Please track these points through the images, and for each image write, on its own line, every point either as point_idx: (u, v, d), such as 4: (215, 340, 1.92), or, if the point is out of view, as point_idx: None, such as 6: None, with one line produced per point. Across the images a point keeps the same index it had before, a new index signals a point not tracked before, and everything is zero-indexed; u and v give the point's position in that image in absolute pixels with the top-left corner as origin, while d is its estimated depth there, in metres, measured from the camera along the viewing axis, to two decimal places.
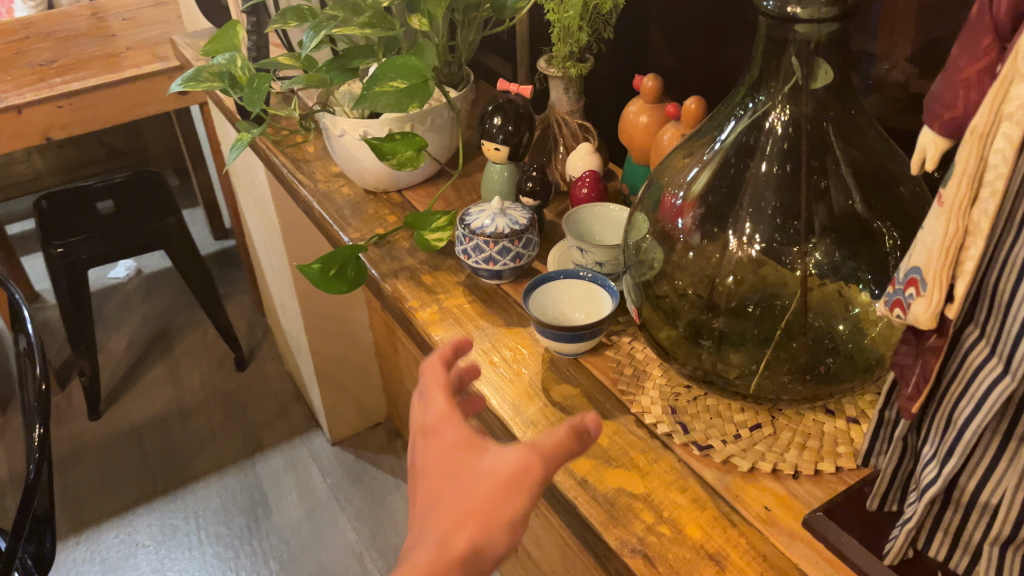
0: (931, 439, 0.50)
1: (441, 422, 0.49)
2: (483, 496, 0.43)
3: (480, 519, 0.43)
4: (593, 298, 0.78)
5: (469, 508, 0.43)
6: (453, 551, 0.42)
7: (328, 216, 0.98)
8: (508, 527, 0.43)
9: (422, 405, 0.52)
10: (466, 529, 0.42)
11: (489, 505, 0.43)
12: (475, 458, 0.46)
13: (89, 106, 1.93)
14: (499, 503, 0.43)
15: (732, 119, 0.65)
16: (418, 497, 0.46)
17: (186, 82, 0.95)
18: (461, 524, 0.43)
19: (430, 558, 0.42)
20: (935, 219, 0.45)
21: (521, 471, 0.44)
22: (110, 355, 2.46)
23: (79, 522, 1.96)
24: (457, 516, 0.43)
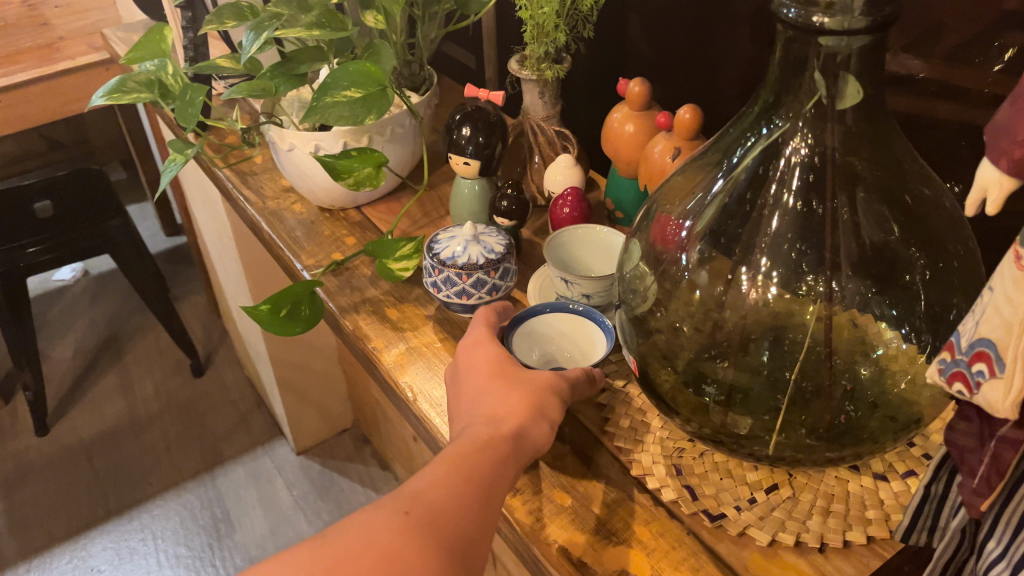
0: (1000, 538, 0.42)
1: (487, 343, 0.63)
2: (535, 393, 0.58)
3: (534, 406, 0.57)
4: (583, 336, 0.70)
5: (525, 397, 0.57)
6: (515, 421, 0.55)
7: (278, 238, 0.87)
8: (550, 417, 0.58)
9: (467, 335, 0.66)
10: (522, 409, 0.56)
11: (542, 398, 0.58)
12: (522, 368, 0.60)
13: (19, 104, 1.79)
14: (546, 400, 0.58)
15: (743, 144, 0.56)
16: (472, 391, 0.59)
17: (109, 93, 0.84)
18: (521, 404, 0.57)
19: (499, 424, 0.55)
20: (1015, 284, 0.37)
21: (558, 384, 0.60)
22: (56, 364, 2.32)
23: (27, 547, 1.84)
24: (517, 402, 0.57)
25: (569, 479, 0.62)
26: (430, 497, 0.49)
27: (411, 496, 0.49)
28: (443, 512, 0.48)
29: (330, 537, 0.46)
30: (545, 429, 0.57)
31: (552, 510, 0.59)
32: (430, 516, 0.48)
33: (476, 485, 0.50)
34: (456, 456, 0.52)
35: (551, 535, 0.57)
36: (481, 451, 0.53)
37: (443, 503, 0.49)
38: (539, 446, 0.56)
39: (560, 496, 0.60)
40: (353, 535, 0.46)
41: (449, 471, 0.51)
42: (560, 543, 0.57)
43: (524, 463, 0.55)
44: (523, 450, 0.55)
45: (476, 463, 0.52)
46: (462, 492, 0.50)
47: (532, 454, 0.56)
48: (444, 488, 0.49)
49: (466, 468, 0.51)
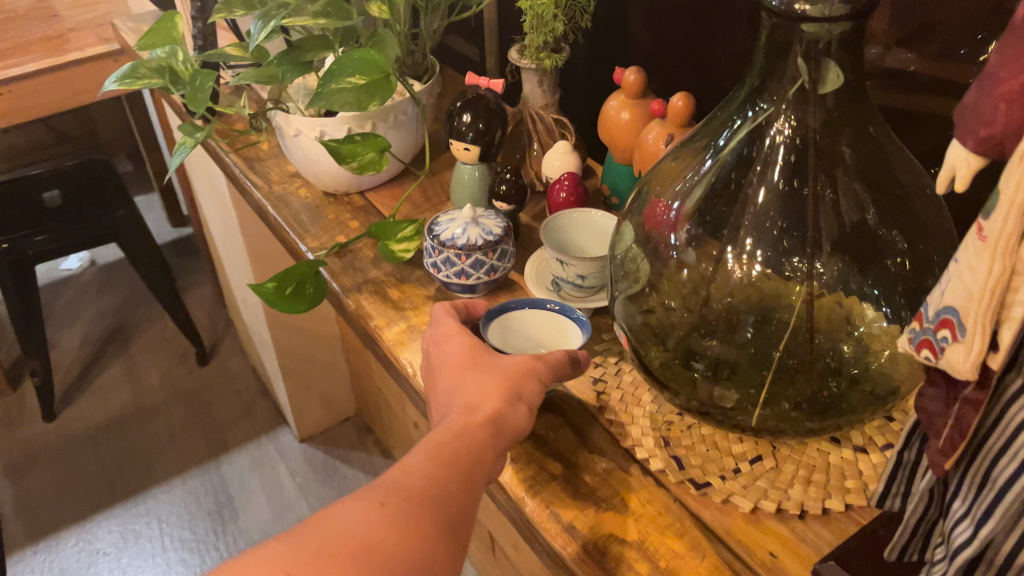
0: (963, 496, 0.44)
1: (458, 334, 0.65)
2: (510, 376, 0.61)
3: (510, 391, 0.60)
4: (555, 330, 0.72)
5: (500, 381, 0.60)
6: (491, 406, 0.58)
7: (284, 221, 0.90)
8: (527, 398, 0.60)
9: (432, 327, 0.67)
10: (497, 394, 0.59)
11: (516, 381, 0.60)
12: (493, 356, 0.63)
13: (30, 93, 1.81)
14: (522, 382, 0.61)
15: (729, 127, 0.59)
16: (447, 380, 0.61)
17: (121, 79, 0.86)
18: (496, 390, 0.59)
19: (476, 410, 0.58)
20: (978, 255, 0.39)
21: (533, 365, 0.62)
22: (63, 353, 2.36)
23: (35, 531, 1.88)
24: (492, 387, 0.59)
25: (561, 449, 0.64)
26: (412, 485, 0.51)
27: (392, 484, 0.51)
28: (422, 501, 0.50)
29: (314, 525, 0.47)
30: (523, 411, 0.60)
31: (545, 478, 0.62)
32: (413, 502, 0.50)
33: (456, 473, 0.53)
34: (435, 446, 0.55)
35: (543, 501, 0.60)
36: (459, 437, 0.55)
37: (425, 491, 0.51)
38: (519, 426, 0.59)
39: (553, 465, 0.63)
40: (338, 520, 0.47)
41: (428, 460, 0.53)
42: (551, 508, 0.60)
43: (505, 443, 0.57)
44: (503, 433, 0.58)
45: (455, 451, 0.54)
46: (441, 479, 0.52)
47: (513, 436, 0.58)
48: (423, 479, 0.52)
49: (444, 455, 0.54)
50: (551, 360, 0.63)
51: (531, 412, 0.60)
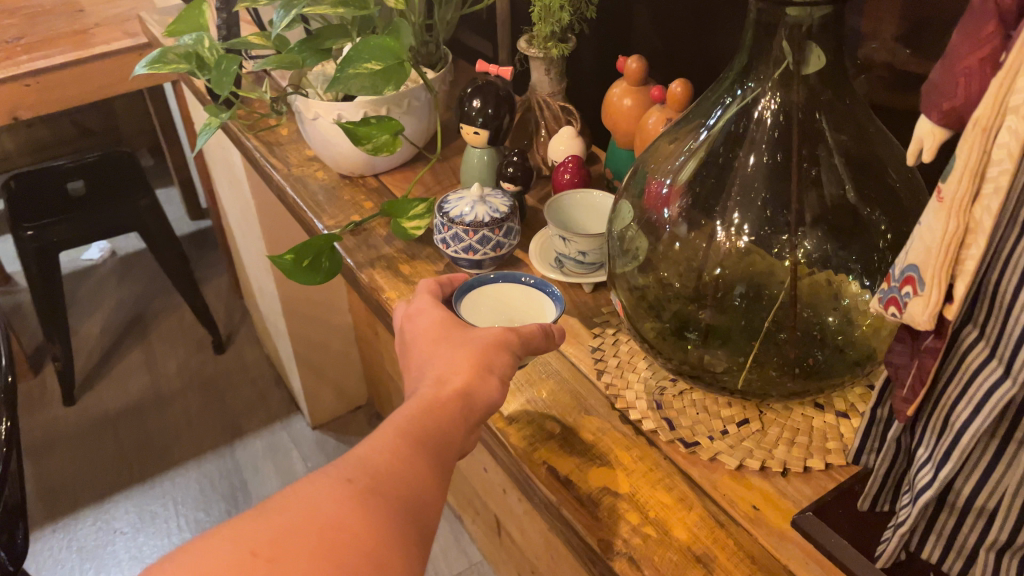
0: (925, 442, 0.48)
1: (430, 308, 0.67)
2: (481, 349, 0.61)
3: (480, 363, 0.60)
4: (534, 307, 0.75)
5: (469, 355, 0.61)
6: (461, 380, 0.58)
7: (301, 201, 0.94)
8: (497, 371, 0.61)
9: (408, 302, 0.69)
10: (467, 366, 0.60)
11: (486, 354, 0.61)
12: (465, 330, 0.64)
13: (57, 86, 1.87)
14: (492, 355, 0.61)
15: (719, 106, 0.62)
16: (419, 354, 0.63)
17: (151, 64, 0.92)
18: (467, 363, 0.60)
19: (445, 384, 0.58)
20: (935, 215, 0.43)
21: (504, 337, 0.63)
22: (84, 340, 2.42)
23: (55, 510, 1.93)
24: (463, 359, 0.60)
25: (560, 410, 0.68)
26: (375, 462, 0.49)
27: (356, 461, 0.49)
28: (390, 474, 0.49)
29: (272, 507, 0.45)
30: (494, 383, 0.60)
31: (543, 437, 0.66)
32: (377, 479, 0.48)
33: (423, 449, 0.52)
34: (402, 422, 0.53)
35: (541, 456, 0.64)
36: (428, 413, 0.55)
37: (391, 467, 0.49)
38: (490, 398, 0.59)
39: (550, 425, 0.67)
40: (298, 500, 0.45)
41: (394, 437, 0.52)
42: (548, 463, 0.64)
43: (476, 417, 0.57)
44: (474, 408, 0.57)
45: (423, 427, 0.53)
46: (409, 454, 0.51)
47: (484, 409, 0.58)
48: (390, 453, 0.50)
49: (412, 430, 0.53)
50: (525, 332, 0.64)
51: (503, 385, 0.61)
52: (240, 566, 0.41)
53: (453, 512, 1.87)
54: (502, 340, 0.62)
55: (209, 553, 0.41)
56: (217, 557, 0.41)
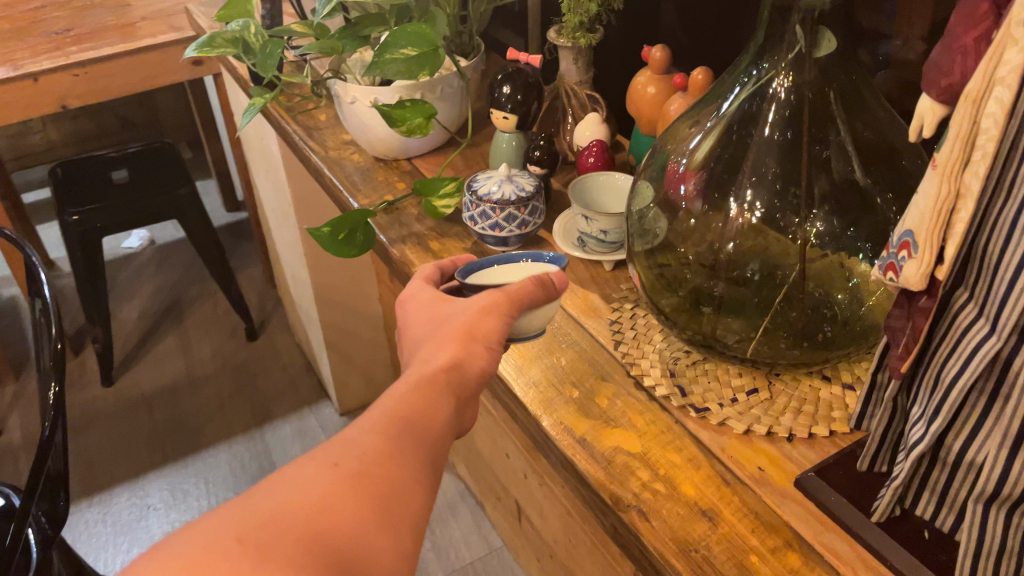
0: (919, 399, 0.51)
1: (422, 289, 0.67)
2: (467, 321, 0.60)
3: (470, 336, 0.59)
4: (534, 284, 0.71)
5: (456, 328, 0.60)
6: (449, 354, 0.58)
7: (338, 181, 0.99)
8: (486, 340, 0.60)
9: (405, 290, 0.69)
10: (455, 339, 0.59)
11: (472, 325, 0.60)
12: (452, 305, 0.63)
13: (104, 76, 1.94)
14: (479, 323, 0.60)
15: (736, 86, 0.66)
16: (411, 336, 0.63)
17: (200, 47, 0.97)
18: (453, 338, 0.59)
19: (433, 360, 0.57)
20: (929, 181, 0.46)
21: (491, 304, 0.61)
22: (123, 324, 2.50)
23: (91, 485, 2.00)
24: (449, 334, 0.59)
25: (577, 377, 0.72)
26: (360, 447, 0.49)
27: (342, 446, 0.49)
28: (375, 459, 0.48)
29: (256, 498, 0.45)
30: (484, 353, 0.59)
31: (561, 399, 0.70)
32: (364, 467, 0.48)
33: (414, 431, 0.52)
34: (391, 405, 0.53)
35: (559, 417, 0.68)
36: (418, 392, 0.54)
37: (376, 452, 0.49)
38: (481, 369, 0.58)
39: (569, 390, 0.71)
40: (281, 493, 0.45)
41: (382, 424, 0.51)
42: (565, 424, 0.67)
43: (466, 390, 0.57)
44: (464, 380, 0.57)
45: (412, 409, 0.53)
46: (397, 437, 0.51)
47: (476, 380, 0.58)
48: (377, 437, 0.50)
49: (400, 413, 0.52)
50: (513, 293, 0.62)
51: (493, 353, 0.60)
52: (224, 556, 0.40)
53: (475, 499, 1.91)
54: (488, 307, 0.61)
55: (195, 539, 0.41)
56: (201, 546, 0.41)
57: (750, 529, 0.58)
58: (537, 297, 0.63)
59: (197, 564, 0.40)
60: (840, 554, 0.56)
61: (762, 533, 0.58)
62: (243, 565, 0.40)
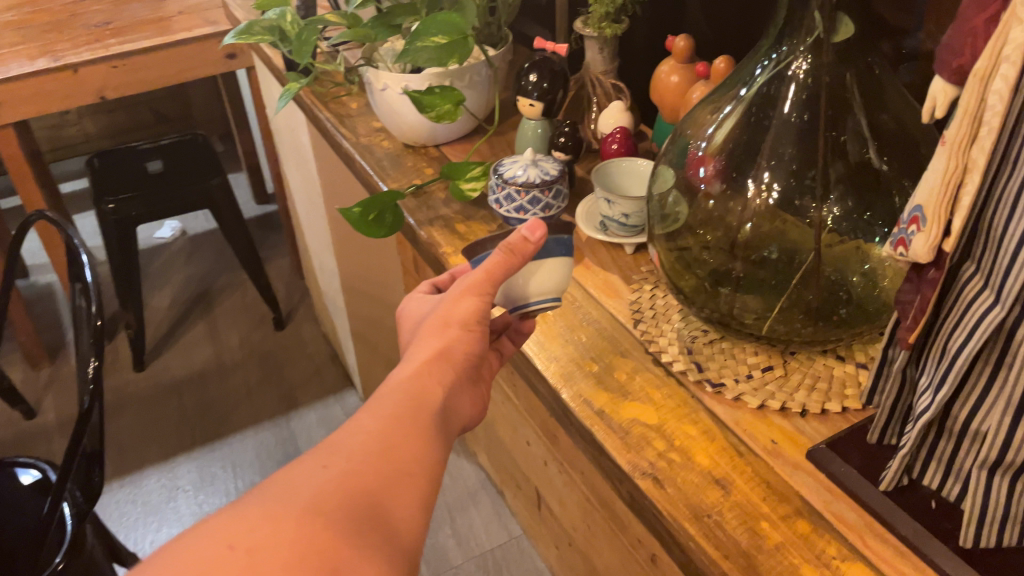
0: (928, 369, 0.53)
1: (417, 298, 0.71)
2: (442, 310, 0.64)
3: (458, 325, 0.63)
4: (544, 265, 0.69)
5: (434, 320, 0.63)
6: (433, 345, 0.61)
7: (368, 166, 1.02)
8: (465, 324, 0.63)
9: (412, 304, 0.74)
10: (436, 328, 0.63)
11: (447, 313, 0.63)
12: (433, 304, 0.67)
13: (142, 68, 1.99)
14: (454, 309, 0.63)
15: (756, 69, 0.67)
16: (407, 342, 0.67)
17: (239, 35, 1.01)
18: (434, 329, 0.63)
19: (418, 355, 0.61)
20: (937, 157, 0.48)
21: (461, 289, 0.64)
22: (154, 311, 2.55)
23: (122, 466, 2.05)
24: (430, 327, 0.63)
25: (597, 353, 0.74)
26: (350, 447, 0.51)
27: (332, 449, 0.51)
28: (365, 457, 0.50)
29: (250, 502, 0.46)
30: (467, 338, 0.63)
31: (581, 373, 0.72)
32: (354, 465, 0.50)
33: (402, 428, 0.54)
34: (378, 407, 0.55)
35: (580, 390, 0.70)
36: (405, 391, 0.57)
37: (366, 451, 0.51)
38: (466, 353, 0.62)
39: (589, 364, 0.73)
40: (272, 494, 0.46)
41: (371, 424, 0.53)
42: (585, 396, 0.70)
43: (454, 374, 0.60)
44: (451, 366, 0.61)
45: (399, 408, 0.55)
46: (388, 434, 0.53)
47: (463, 362, 0.62)
48: (366, 437, 0.52)
49: (388, 412, 0.55)
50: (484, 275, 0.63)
51: (477, 336, 0.63)
52: (218, 561, 0.42)
53: (495, 488, 1.93)
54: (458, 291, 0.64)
55: (193, 549, 0.42)
56: (193, 555, 0.42)
57: (762, 498, 0.60)
58: (511, 267, 0.63)
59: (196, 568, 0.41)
60: (848, 522, 0.58)
61: (774, 502, 0.60)
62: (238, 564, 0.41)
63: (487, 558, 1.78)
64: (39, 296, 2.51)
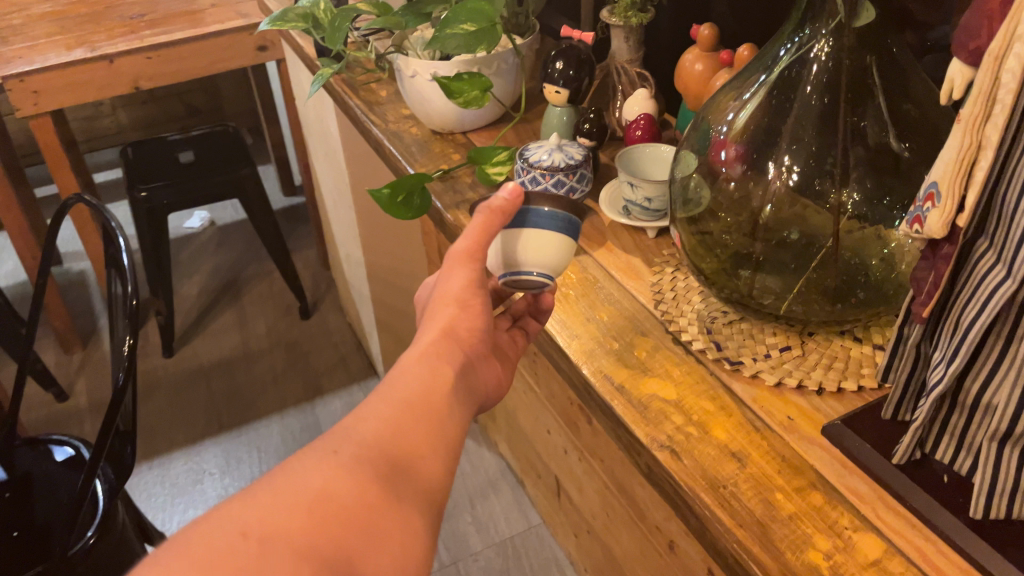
0: (941, 343, 0.54)
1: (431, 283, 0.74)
2: (438, 286, 0.65)
3: (460, 299, 0.64)
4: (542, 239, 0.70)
5: (435, 297, 0.65)
6: (439, 323, 0.63)
7: (397, 151, 1.05)
8: (463, 297, 0.64)
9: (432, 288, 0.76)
10: (439, 304, 0.64)
11: (443, 288, 0.65)
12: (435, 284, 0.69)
13: (175, 59, 2.03)
14: (449, 283, 0.65)
15: (780, 53, 0.69)
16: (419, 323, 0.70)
17: (273, 21, 1.04)
18: (436, 306, 0.64)
19: (423, 334, 0.62)
20: (953, 135, 0.49)
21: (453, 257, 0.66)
22: (183, 299, 2.60)
23: (151, 449, 2.10)
24: (433, 305, 0.64)
25: (617, 331, 0.76)
26: (361, 435, 0.51)
27: (344, 434, 0.51)
28: (375, 445, 0.51)
29: (259, 489, 0.46)
30: (467, 309, 0.64)
31: (602, 350, 0.74)
32: (365, 453, 0.50)
33: (413, 414, 0.54)
34: (389, 392, 0.56)
35: (600, 366, 0.72)
36: (416, 375, 0.58)
37: (376, 440, 0.51)
38: (470, 326, 0.64)
39: (610, 342, 0.75)
40: (286, 481, 0.46)
41: (382, 409, 0.54)
42: (605, 372, 0.72)
43: (459, 349, 0.62)
44: (457, 343, 0.62)
45: (410, 392, 0.56)
46: (401, 420, 0.54)
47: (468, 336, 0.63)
48: (377, 424, 0.52)
49: (399, 396, 0.55)
50: (473, 240, 0.65)
51: (480, 306, 0.65)
52: (230, 550, 0.41)
53: (515, 477, 1.95)
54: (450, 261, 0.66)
55: (200, 533, 0.42)
56: (203, 542, 0.41)
57: (777, 471, 0.62)
58: (494, 227, 0.65)
59: (205, 555, 0.41)
60: (862, 494, 0.59)
61: (788, 475, 0.61)
62: (249, 555, 0.41)
63: (507, 546, 1.81)
64: (72, 283, 2.57)
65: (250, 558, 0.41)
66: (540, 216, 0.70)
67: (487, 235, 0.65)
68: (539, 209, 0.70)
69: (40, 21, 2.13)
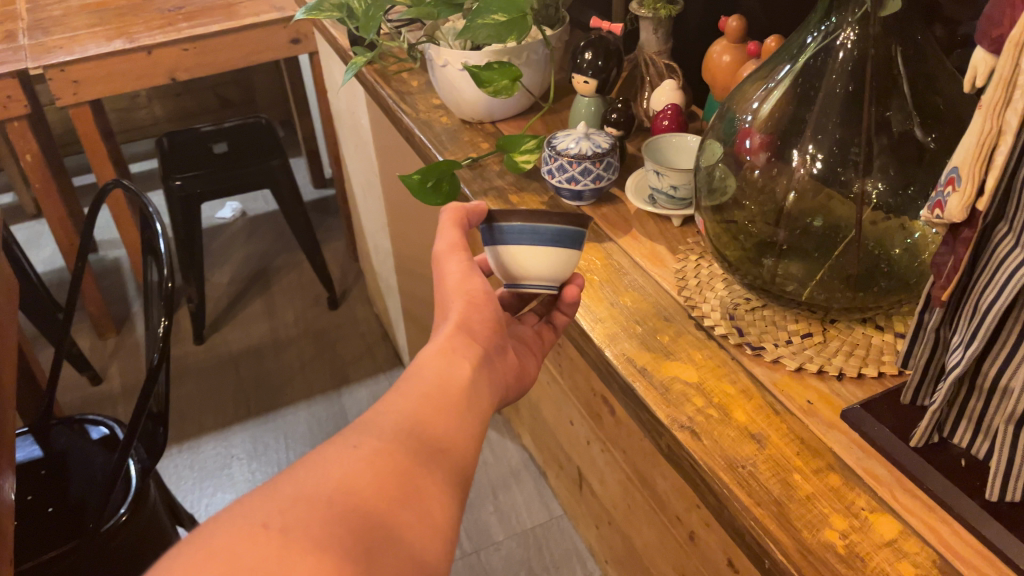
0: (960, 327, 0.55)
1: None
2: (438, 285, 0.68)
3: (467, 293, 0.67)
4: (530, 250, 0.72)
5: (442, 295, 0.68)
6: (455, 316, 0.65)
7: (427, 140, 1.07)
8: (470, 290, 0.67)
9: None
10: (451, 300, 0.66)
11: (445, 285, 0.67)
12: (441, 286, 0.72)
13: (211, 51, 2.07)
14: (445, 280, 0.68)
15: (806, 40, 0.70)
16: None
17: (309, 11, 1.06)
18: (449, 302, 0.67)
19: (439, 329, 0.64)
20: (974, 122, 0.50)
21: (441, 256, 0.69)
22: (215, 288, 2.65)
23: (182, 433, 2.14)
24: (445, 302, 0.67)
25: (640, 316, 0.78)
26: (382, 428, 0.53)
27: (366, 428, 0.53)
28: (396, 438, 0.52)
29: (281, 481, 0.47)
30: (476, 301, 0.67)
31: (626, 334, 0.76)
32: (385, 445, 0.51)
33: (433, 410, 0.56)
34: (410, 388, 0.58)
35: (623, 349, 0.74)
36: (437, 368, 0.60)
37: (396, 433, 0.53)
38: (483, 318, 0.66)
39: (634, 326, 0.76)
40: (307, 473, 0.48)
41: (403, 404, 0.56)
42: (627, 355, 0.73)
43: (475, 341, 0.64)
44: (473, 336, 0.64)
45: (430, 389, 0.58)
46: (421, 414, 0.55)
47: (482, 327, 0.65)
48: (398, 420, 0.54)
49: (420, 391, 0.57)
50: (449, 235, 0.68)
51: (487, 298, 0.67)
52: (253, 538, 0.42)
53: (537, 468, 1.97)
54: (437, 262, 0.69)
55: (223, 524, 0.43)
56: (228, 533, 0.42)
57: (795, 453, 0.63)
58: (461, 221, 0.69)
59: (230, 545, 0.41)
60: (879, 477, 0.60)
61: (806, 457, 0.62)
62: (272, 542, 0.42)
63: (528, 536, 1.82)
64: (107, 270, 2.62)
65: (274, 547, 0.42)
66: (511, 232, 0.70)
67: (458, 227, 0.69)
68: (510, 225, 0.70)
69: (81, 13, 2.18)
